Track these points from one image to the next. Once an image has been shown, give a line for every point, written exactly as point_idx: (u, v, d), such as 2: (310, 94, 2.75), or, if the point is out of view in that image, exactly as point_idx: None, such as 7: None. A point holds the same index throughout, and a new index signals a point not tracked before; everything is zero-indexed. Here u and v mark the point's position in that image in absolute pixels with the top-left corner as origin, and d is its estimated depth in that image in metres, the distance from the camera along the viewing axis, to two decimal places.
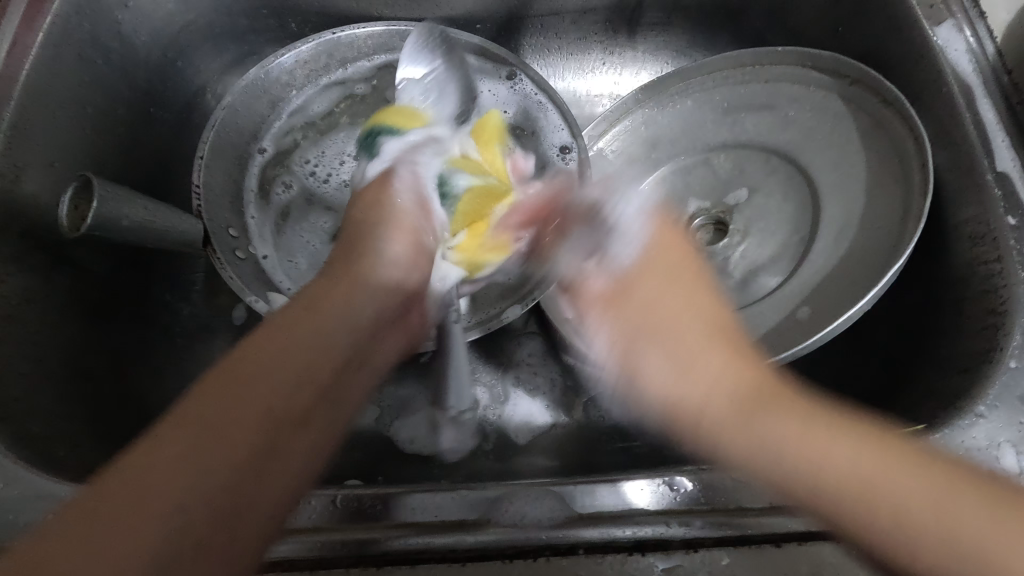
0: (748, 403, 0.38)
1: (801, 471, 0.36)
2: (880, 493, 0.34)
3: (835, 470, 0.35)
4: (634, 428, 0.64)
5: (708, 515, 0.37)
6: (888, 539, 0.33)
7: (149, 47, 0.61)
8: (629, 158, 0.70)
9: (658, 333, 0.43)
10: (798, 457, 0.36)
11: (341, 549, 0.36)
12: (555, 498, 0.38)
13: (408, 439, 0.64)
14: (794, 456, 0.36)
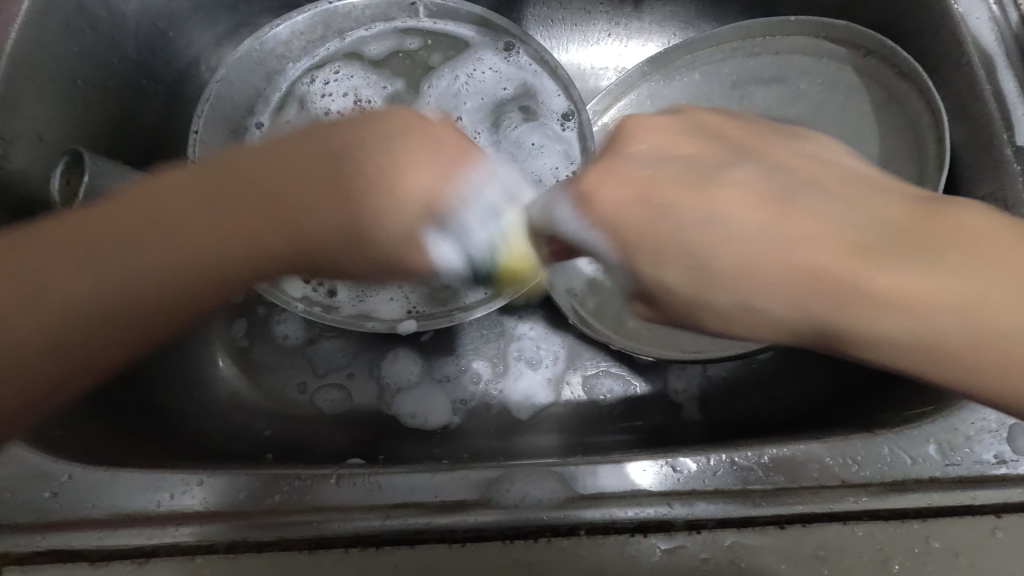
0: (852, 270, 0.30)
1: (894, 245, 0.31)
2: (920, 308, 0.30)
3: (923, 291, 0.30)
4: (637, 407, 0.62)
5: (712, 496, 0.37)
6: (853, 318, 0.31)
7: (139, 17, 0.58)
8: None
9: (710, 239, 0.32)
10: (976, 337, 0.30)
11: (346, 527, 0.36)
12: (556, 477, 0.38)
13: (409, 413, 0.62)
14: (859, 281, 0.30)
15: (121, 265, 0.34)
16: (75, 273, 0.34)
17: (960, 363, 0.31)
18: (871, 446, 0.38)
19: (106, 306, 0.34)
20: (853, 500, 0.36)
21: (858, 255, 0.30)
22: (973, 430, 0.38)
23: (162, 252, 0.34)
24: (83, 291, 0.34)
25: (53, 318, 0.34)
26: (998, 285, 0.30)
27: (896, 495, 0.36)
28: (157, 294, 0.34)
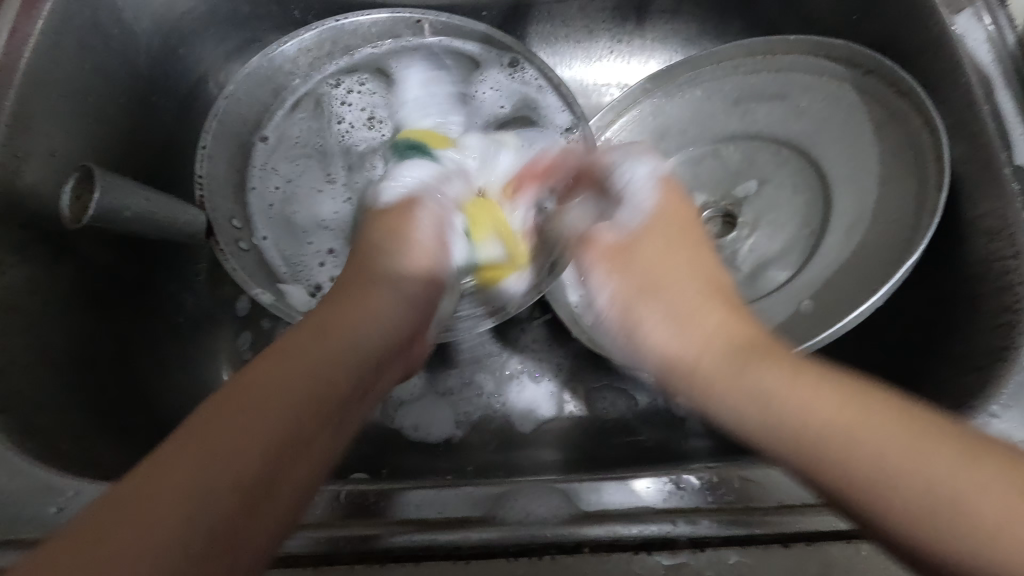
0: (833, 411, 0.36)
1: (837, 441, 0.35)
2: (894, 478, 0.33)
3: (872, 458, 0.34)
4: (640, 422, 0.62)
5: (716, 514, 0.36)
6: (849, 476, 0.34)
7: (150, 35, 0.60)
8: None
9: (654, 291, 0.52)
10: (952, 508, 0.32)
11: (351, 543, 0.36)
12: (561, 495, 0.38)
13: (412, 426, 0.63)
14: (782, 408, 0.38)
15: (255, 409, 0.30)
16: (195, 467, 0.28)
17: (935, 562, 0.32)
18: None
19: (274, 429, 0.30)
20: (860, 518, 0.35)
21: (839, 416, 0.36)
22: None
23: (266, 403, 0.31)
24: (296, 396, 0.32)
25: (231, 456, 0.28)
26: (960, 464, 0.33)
27: None
28: (279, 418, 0.31)
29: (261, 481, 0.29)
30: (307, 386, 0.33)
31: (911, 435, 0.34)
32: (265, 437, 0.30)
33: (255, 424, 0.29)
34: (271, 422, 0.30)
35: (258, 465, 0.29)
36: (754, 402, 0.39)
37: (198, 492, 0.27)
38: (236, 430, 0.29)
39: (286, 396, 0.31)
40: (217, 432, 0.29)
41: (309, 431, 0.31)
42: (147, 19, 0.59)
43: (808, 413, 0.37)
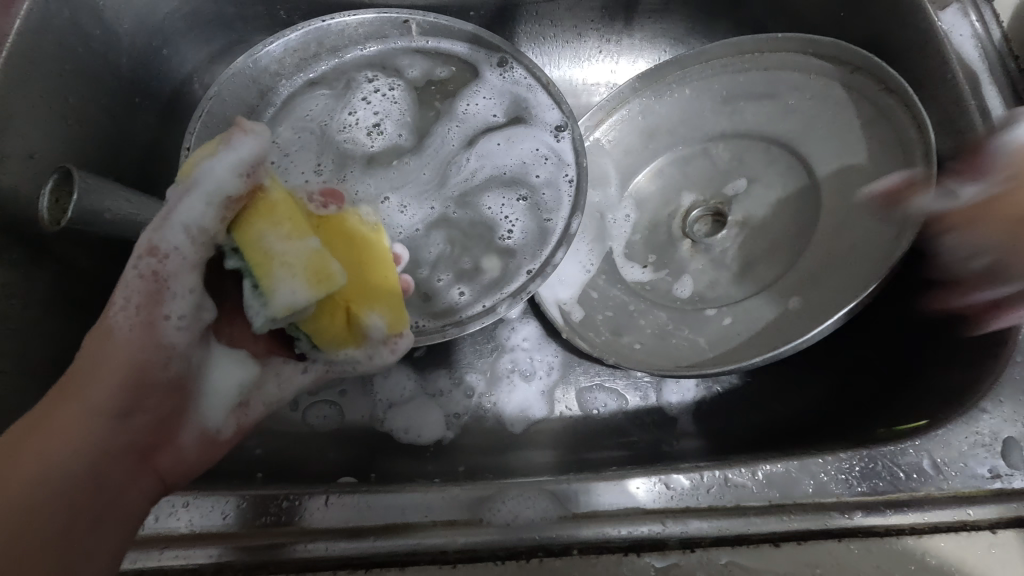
0: None
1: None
2: None
3: None
4: (632, 422, 0.61)
5: (707, 513, 0.36)
6: None
7: (133, 35, 0.59)
8: (626, 148, 0.68)
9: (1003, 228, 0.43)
10: None
11: (322, 548, 0.35)
12: (549, 497, 0.37)
13: (402, 428, 0.62)
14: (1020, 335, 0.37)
15: (63, 438, 0.32)
16: (47, 463, 0.31)
17: None
18: (866, 461, 0.37)
19: (61, 472, 0.31)
20: (847, 517, 0.35)
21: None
22: (966, 445, 0.38)
23: (63, 437, 0.32)
24: (81, 452, 0.32)
25: (35, 493, 0.30)
26: None
27: (890, 511, 0.36)
28: (62, 454, 0.32)
29: (83, 495, 0.32)
30: (102, 422, 0.33)
31: None
32: (64, 494, 0.31)
33: (51, 452, 0.31)
34: (39, 483, 0.30)
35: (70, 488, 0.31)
36: None
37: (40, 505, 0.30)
38: (11, 471, 0.30)
39: (90, 444, 0.32)
40: (5, 474, 0.30)
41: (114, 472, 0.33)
42: (130, 19, 0.58)
43: None
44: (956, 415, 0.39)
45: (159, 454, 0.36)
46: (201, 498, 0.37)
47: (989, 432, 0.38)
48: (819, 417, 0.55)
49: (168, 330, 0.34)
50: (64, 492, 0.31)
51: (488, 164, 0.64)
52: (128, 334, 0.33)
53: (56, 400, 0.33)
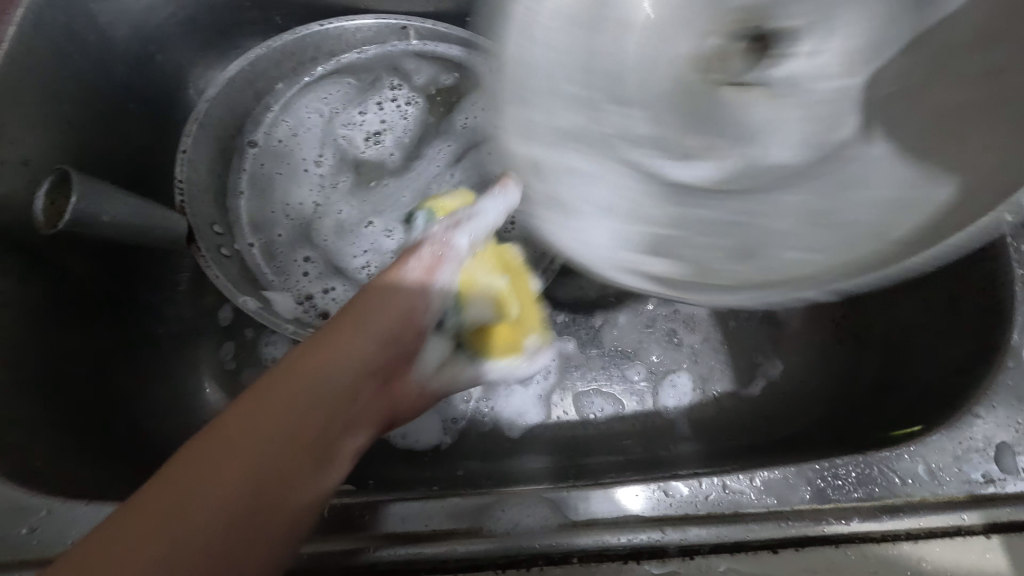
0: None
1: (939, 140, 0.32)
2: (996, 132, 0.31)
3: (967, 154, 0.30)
4: (630, 427, 0.61)
5: (706, 521, 0.36)
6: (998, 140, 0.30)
7: (127, 40, 0.58)
8: None
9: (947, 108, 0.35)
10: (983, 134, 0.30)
11: (366, 556, 0.35)
12: (548, 505, 0.37)
13: (399, 433, 0.61)
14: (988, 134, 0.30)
15: (244, 452, 0.31)
16: (220, 480, 0.29)
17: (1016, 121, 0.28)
18: (863, 467, 0.38)
19: (248, 491, 0.30)
20: (845, 524, 0.36)
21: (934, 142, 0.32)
22: (960, 450, 0.38)
23: (338, 364, 0.36)
24: (261, 472, 0.31)
25: (216, 514, 0.29)
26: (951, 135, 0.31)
27: (887, 517, 0.36)
28: (336, 382, 0.35)
29: (253, 514, 0.30)
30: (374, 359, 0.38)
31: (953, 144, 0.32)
32: (241, 516, 0.29)
33: (246, 458, 0.30)
34: (221, 502, 0.29)
35: (239, 508, 0.29)
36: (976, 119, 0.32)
37: (220, 520, 0.29)
38: (304, 396, 0.34)
39: (266, 456, 0.31)
40: (282, 407, 0.33)
41: (288, 490, 0.31)
42: (124, 25, 0.57)
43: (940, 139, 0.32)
44: (951, 420, 0.39)
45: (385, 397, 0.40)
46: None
47: (982, 437, 0.38)
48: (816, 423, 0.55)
49: (444, 296, 0.43)
50: (324, 418, 0.34)
51: (477, 166, 0.64)
52: (405, 295, 0.41)
53: (243, 410, 0.32)
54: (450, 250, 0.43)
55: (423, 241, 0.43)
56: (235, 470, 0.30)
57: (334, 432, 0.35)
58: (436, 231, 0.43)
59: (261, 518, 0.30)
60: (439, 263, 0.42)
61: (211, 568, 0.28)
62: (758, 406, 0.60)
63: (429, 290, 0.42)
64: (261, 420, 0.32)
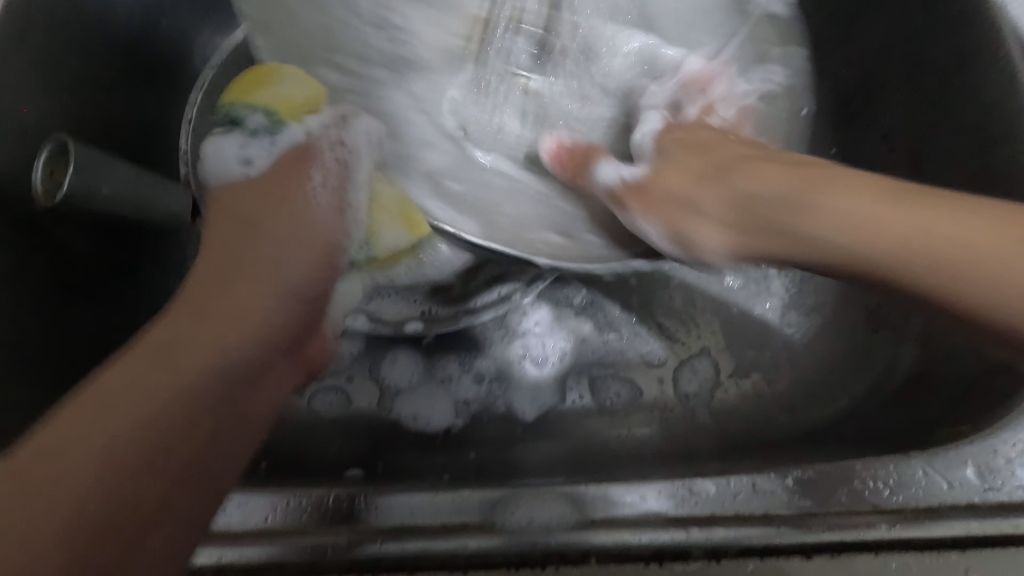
0: (788, 176, 0.40)
1: (851, 223, 0.36)
2: (877, 229, 0.35)
3: (826, 230, 0.37)
4: (648, 413, 0.59)
5: (733, 522, 0.34)
6: (825, 236, 0.37)
7: (130, 7, 0.56)
8: None
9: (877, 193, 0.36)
10: (898, 228, 0.35)
11: (359, 551, 0.34)
12: (566, 501, 0.35)
13: (410, 416, 0.59)
14: (863, 227, 0.36)
15: (158, 389, 0.32)
16: (116, 422, 0.31)
17: (888, 228, 0.35)
18: (904, 468, 0.35)
19: (157, 432, 0.32)
20: (883, 528, 0.33)
21: (803, 191, 0.38)
22: (1013, 452, 0.35)
23: (235, 322, 0.36)
24: (172, 404, 0.32)
25: (121, 460, 0.30)
26: (863, 197, 0.36)
27: (932, 523, 0.33)
28: (239, 347, 0.36)
29: (159, 452, 0.31)
30: (276, 307, 0.38)
31: (879, 190, 0.36)
32: (138, 459, 0.31)
33: (134, 400, 0.32)
34: (125, 445, 0.31)
35: (138, 450, 0.31)
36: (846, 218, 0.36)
37: (110, 454, 0.30)
38: (184, 365, 0.33)
39: (170, 402, 0.32)
40: (182, 362, 0.34)
41: (201, 433, 0.33)
42: None
43: (880, 212, 0.35)
44: (1003, 420, 0.36)
45: (299, 355, 0.41)
46: (235, 494, 0.35)
47: None
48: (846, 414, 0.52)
49: (353, 222, 0.44)
50: (195, 407, 0.33)
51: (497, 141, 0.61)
52: (326, 221, 0.42)
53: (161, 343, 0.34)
54: (350, 153, 0.44)
55: (309, 143, 0.43)
56: (137, 411, 0.31)
57: (247, 363, 0.36)
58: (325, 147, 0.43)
59: (185, 444, 0.32)
60: (342, 172, 0.43)
61: (117, 508, 0.30)
62: (785, 398, 0.57)
63: (344, 215, 0.43)
64: (157, 369, 0.33)
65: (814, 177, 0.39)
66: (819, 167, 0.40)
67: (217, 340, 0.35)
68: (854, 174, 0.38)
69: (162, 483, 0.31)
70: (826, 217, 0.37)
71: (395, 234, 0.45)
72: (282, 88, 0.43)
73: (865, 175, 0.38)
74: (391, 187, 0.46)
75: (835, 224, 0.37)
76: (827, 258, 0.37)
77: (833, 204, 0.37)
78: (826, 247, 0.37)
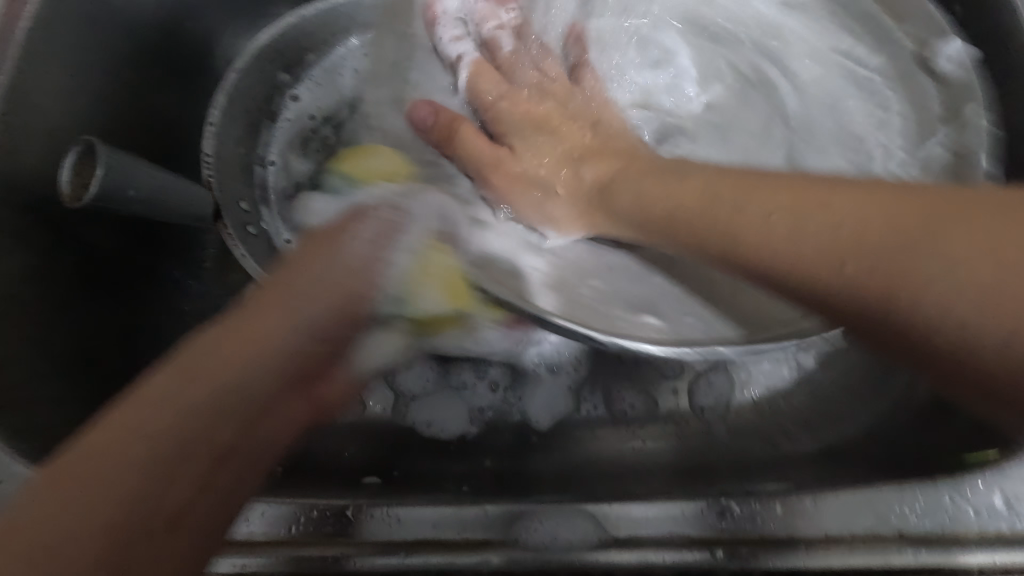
0: (701, 205, 0.37)
1: (717, 250, 0.36)
2: (769, 254, 0.33)
3: (748, 236, 0.34)
4: (663, 425, 0.59)
5: (757, 543, 0.34)
6: (746, 246, 0.34)
7: (157, 6, 0.55)
8: None
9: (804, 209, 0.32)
10: (771, 255, 0.33)
11: (361, 563, 0.35)
12: (589, 517, 0.35)
13: (425, 422, 0.59)
14: (778, 248, 0.33)
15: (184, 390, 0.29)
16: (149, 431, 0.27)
17: (704, 233, 0.37)
18: (932, 495, 0.35)
19: (167, 458, 0.27)
20: (911, 554, 0.33)
21: (740, 195, 0.36)
22: None
23: (250, 355, 0.30)
24: (175, 419, 0.28)
25: (157, 467, 0.27)
26: (780, 202, 0.34)
27: (957, 551, 0.33)
28: (253, 370, 0.30)
29: (204, 472, 0.28)
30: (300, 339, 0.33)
31: (802, 209, 0.32)
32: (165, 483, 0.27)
33: (154, 412, 0.28)
34: (145, 450, 0.27)
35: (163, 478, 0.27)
36: (748, 218, 0.35)
37: (132, 478, 0.26)
38: (201, 376, 0.29)
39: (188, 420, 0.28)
40: (204, 373, 0.29)
41: (171, 476, 0.27)
42: None
43: (779, 215, 0.33)
44: None
45: (315, 386, 0.36)
46: (264, 500, 0.35)
47: None
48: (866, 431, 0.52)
49: (388, 273, 0.39)
50: (205, 421, 0.28)
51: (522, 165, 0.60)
52: (359, 267, 0.36)
53: (224, 346, 0.30)
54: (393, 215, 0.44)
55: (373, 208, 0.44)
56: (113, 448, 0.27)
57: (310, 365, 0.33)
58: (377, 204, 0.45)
59: (150, 501, 0.26)
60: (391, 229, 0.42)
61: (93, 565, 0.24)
62: (801, 413, 0.57)
63: (376, 265, 0.38)
64: (179, 384, 0.29)
65: (802, 199, 0.33)
66: (812, 187, 0.34)
67: (224, 355, 0.30)
68: (776, 182, 0.35)
69: (195, 488, 0.28)
70: (788, 243, 0.32)
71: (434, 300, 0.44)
72: (371, 163, 0.56)
73: (848, 188, 0.32)
74: (444, 257, 0.45)
75: (776, 250, 0.33)
76: (790, 277, 0.32)
77: (750, 222, 0.34)
78: (756, 256, 0.34)
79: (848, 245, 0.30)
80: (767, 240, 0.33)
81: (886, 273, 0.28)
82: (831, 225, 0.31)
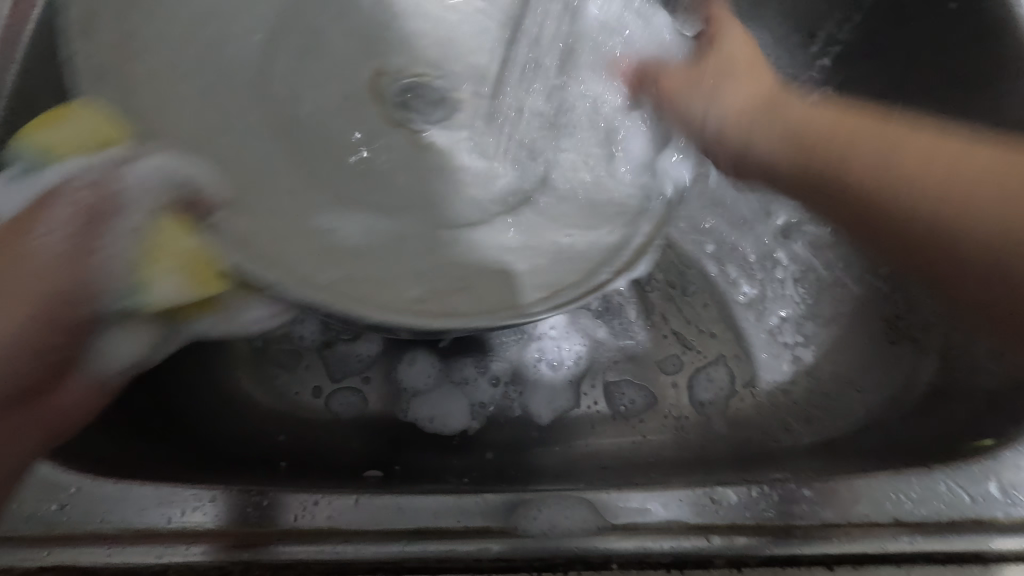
0: (862, 138, 0.40)
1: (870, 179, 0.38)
2: (882, 173, 0.38)
3: (916, 186, 0.37)
4: (662, 419, 0.59)
5: (753, 531, 0.34)
6: (934, 220, 0.36)
7: None
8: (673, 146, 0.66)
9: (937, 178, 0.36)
10: (947, 211, 0.36)
11: (358, 552, 0.34)
12: (587, 506, 0.35)
13: (426, 417, 0.59)
14: (893, 162, 0.38)
15: None
16: None
17: (894, 197, 0.37)
18: (927, 482, 0.35)
19: None
20: (907, 541, 0.33)
21: (893, 177, 0.37)
22: None
23: None
24: None
25: None
26: (926, 172, 0.37)
27: (954, 537, 0.33)
28: None
29: None
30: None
31: (896, 141, 0.39)
32: None
33: None
34: None
35: None
36: (934, 201, 0.36)
37: None
38: None
39: None
40: None
41: None
42: None
43: (954, 166, 0.37)
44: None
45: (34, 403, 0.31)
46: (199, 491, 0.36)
47: None
48: (867, 424, 0.52)
49: (108, 264, 0.31)
50: None
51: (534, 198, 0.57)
52: (48, 268, 0.30)
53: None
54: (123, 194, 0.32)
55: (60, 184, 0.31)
56: None
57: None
58: (107, 164, 0.32)
59: None
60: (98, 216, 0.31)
61: None
62: (800, 407, 0.57)
63: (88, 260, 0.30)
64: None
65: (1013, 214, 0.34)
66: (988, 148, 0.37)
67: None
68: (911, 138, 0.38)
69: None
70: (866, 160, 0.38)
71: (180, 288, 0.33)
72: (60, 129, 0.34)
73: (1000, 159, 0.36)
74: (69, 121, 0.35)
75: (1001, 201, 0.35)
76: (922, 230, 0.37)
77: (933, 174, 0.36)
78: (912, 206, 0.37)
79: (952, 221, 0.36)
80: (884, 190, 0.38)
81: (947, 213, 0.36)
82: (960, 162, 0.37)
